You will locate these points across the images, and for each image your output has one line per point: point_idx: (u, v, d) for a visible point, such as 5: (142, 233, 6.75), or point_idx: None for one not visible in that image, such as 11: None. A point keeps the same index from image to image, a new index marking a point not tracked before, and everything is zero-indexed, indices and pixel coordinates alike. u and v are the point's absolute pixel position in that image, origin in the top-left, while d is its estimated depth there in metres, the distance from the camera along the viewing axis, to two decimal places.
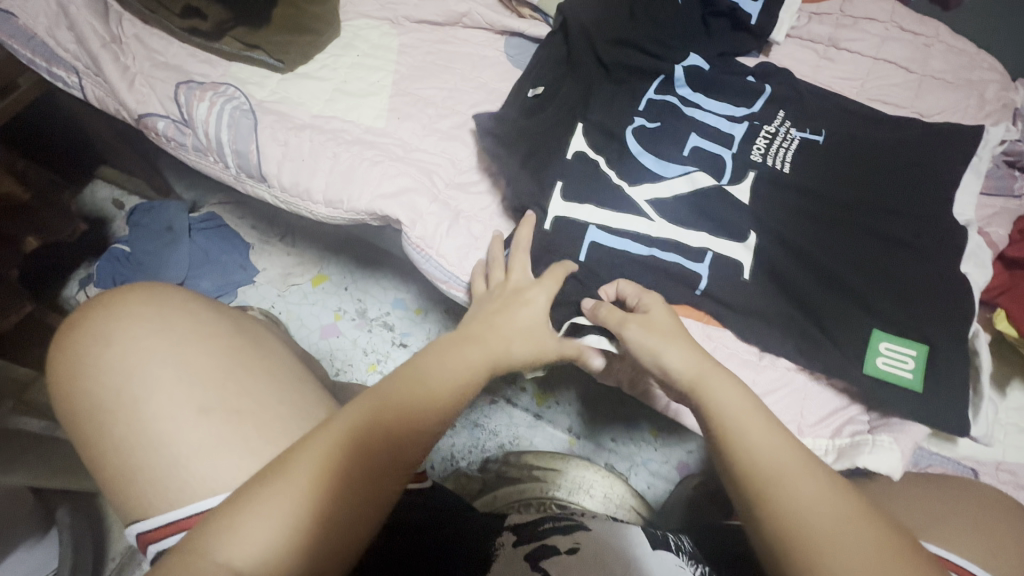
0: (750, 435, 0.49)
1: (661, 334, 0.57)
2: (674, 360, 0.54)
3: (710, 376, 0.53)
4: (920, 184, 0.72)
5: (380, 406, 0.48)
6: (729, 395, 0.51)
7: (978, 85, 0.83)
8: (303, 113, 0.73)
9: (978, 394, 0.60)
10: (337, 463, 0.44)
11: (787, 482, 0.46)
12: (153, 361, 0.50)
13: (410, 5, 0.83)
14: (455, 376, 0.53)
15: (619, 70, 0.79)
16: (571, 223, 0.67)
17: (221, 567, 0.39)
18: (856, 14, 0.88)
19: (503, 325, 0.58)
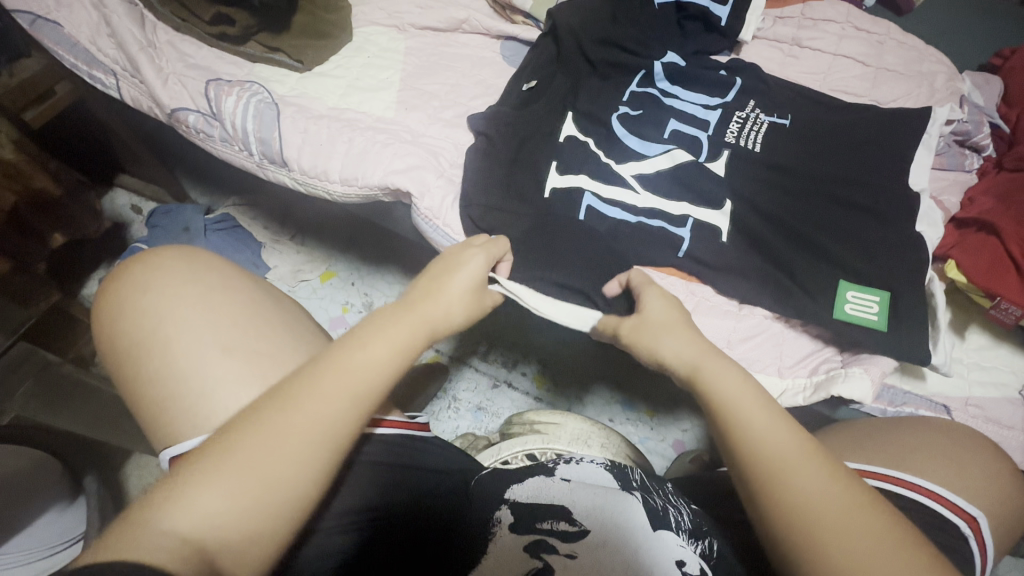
0: (754, 423, 0.47)
1: (657, 323, 0.58)
2: (670, 350, 0.55)
3: (711, 366, 0.52)
4: (875, 158, 0.80)
5: (331, 375, 0.48)
6: (733, 390, 0.50)
7: (927, 76, 0.93)
8: (321, 106, 0.81)
9: (936, 330, 0.67)
10: (274, 435, 0.44)
11: (795, 471, 0.45)
12: (182, 305, 0.56)
13: (415, 13, 0.92)
14: (394, 346, 0.51)
15: (603, 66, 0.88)
16: (565, 196, 0.75)
17: (165, 535, 0.39)
18: (815, 17, 0.98)
19: (442, 301, 0.57)
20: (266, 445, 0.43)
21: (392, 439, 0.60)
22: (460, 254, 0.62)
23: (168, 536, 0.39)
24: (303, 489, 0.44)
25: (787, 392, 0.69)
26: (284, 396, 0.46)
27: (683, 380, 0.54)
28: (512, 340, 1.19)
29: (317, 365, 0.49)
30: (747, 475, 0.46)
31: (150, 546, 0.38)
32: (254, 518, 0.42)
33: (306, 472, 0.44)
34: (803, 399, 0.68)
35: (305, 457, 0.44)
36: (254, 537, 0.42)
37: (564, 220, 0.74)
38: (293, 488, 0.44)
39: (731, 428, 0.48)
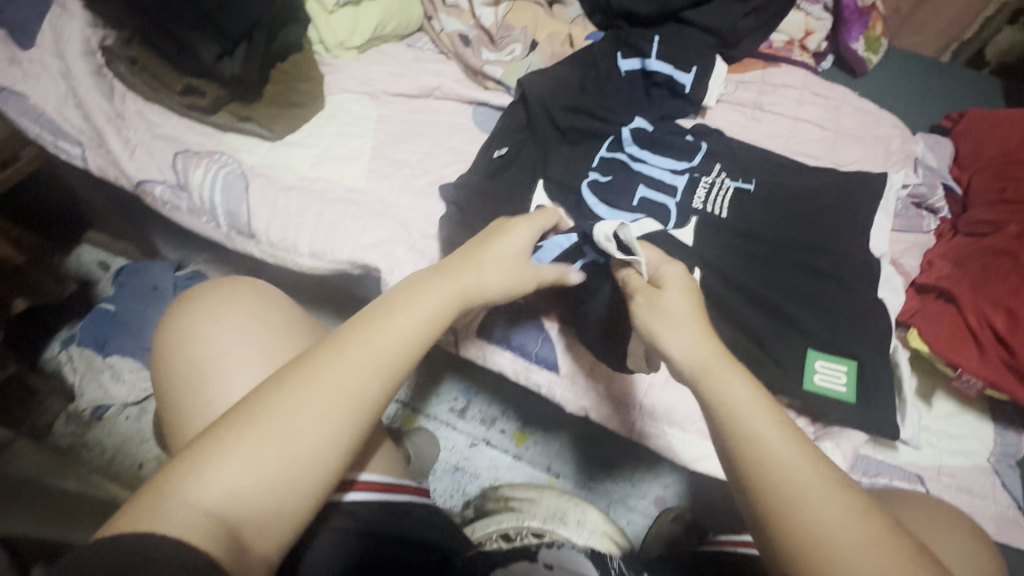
0: (767, 444, 0.46)
1: (669, 311, 0.55)
2: (676, 347, 0.53)
3: (720, 369, 0.51)
4: (837, 224, 0.82)
5: (352, 351, 0.49)
6: (745, 396, 0.49)
7: (883, 140, 0.97)
8: (291, 175, 0.81)
9: (902, 402, 0.68)
10: (304, 407, 0.46)
11: (804, 497, 0.44)
12: (228, 328, 0.59)
13: (387, 82, 0.94)
14: (424, 317, 0.53)
15: (573, 132, 0.91)
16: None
17: (191, 509, 0.40)
18: (775, 82, 1.02)
19: (484, 268, 0.58)
20: (294, 419, 0.45)
21: (369, 504, 0.57)
22: (509, 221, 0.63)
23: (194, 510, 0.40)
24: (325, 462, 0.46)
25: None
26: (307, 370, 0.48)
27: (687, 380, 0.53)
28: (491, 396, 1.18)
29: (337, 339, 0.50)
30: (752, 491, 0.46)
31: (177, 522, 0.39)
32: (274, 492, 0.44)
33: (329, 446, 0.46)
34: None
35: (327, 432, 0.46)
36: (274, 512, 0.43)
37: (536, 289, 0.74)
38: (311, 464, 0.45)
39: (736, 435, 0.47)
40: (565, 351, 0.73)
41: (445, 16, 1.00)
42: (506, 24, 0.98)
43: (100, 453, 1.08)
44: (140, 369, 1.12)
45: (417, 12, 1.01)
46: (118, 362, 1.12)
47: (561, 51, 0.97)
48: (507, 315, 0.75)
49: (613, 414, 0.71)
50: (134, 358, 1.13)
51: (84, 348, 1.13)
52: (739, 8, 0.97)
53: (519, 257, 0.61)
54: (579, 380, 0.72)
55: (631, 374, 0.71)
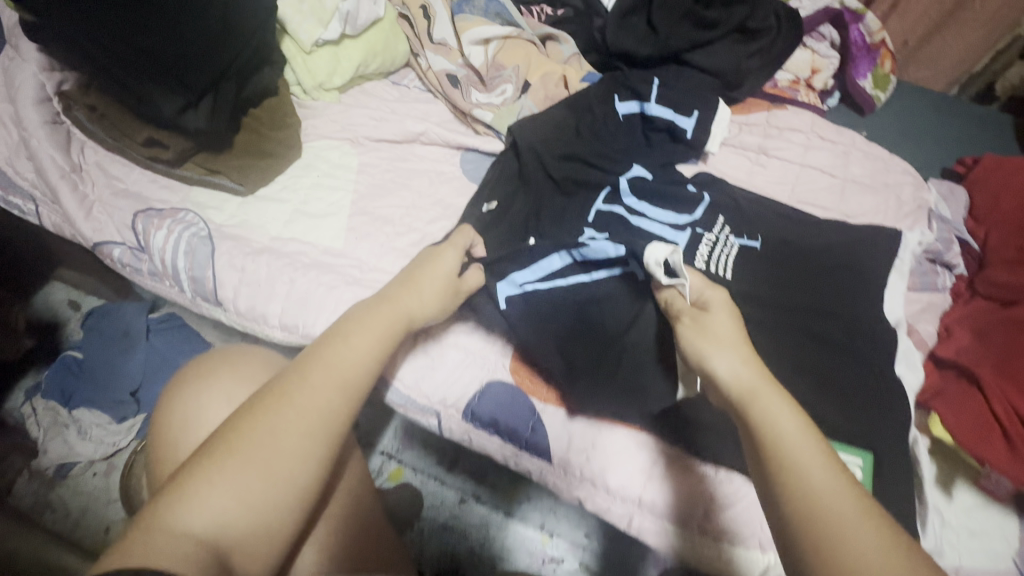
0: (812, 473, 0.44)
1: (717, 333, 0.55)
2: (723, 368, 0.52)
3: (767, 396, 0.49)
4: (852, 286, 0.76)
5: (313, 374, 0.53)
6: (791, 423, 0.47)
7: (895, 188, 0.92)
8: (262, 236, 0.75)
9: (923, 504, 0.63)
10: (277, 428, 0.49)
11: (850, 529, 0.41)
12: (208, 389, 0.57)
13: (369, 126, 0.88)
14: (375, 338, 0.57)
15: (567, 183, 0.85)
16: (536, 331, 0.66)
17: (183, 536, 0.42)
18: (780, 125, 0.97)
19: (421, 291, 0.63)
20: (270, 441, 0.48)
21: None
22: (436, 246, 0.67)
23: (185, 538, 0.42)
24: (300, 477, 0.49)
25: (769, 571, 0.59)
26: (273, 395, 0.51)
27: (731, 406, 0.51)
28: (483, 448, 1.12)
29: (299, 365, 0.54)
30: (795, 526, 0.43)
31: (170, 551, 0.40)
32: (258, 511, 0.46)
33: (302, 463, 0.49)
34: None
35: (299, 451, 0.49)
36: (262, 530, 0.46)
37: (535, 312, 0.67)
38: (292, 480, 0.48)
39: (780, 461, 0.45)
40: (555, 437, 0.66)
41: (431, 54, 0.94)
42: (497, 64, 0.93)
43: (65, 515, 1.01)
44: (108, 424, 1.05)
45: (401, 50, 0.95)
46: (84, 417, 1.05)
47: (555, 93, 0.91)
48: (497, 393, 0.68)
49: (608, 506, 0.64)
50: (102, 412, 1.06)
51: (48, 400, 1.06)
52: (744, 48, 0.92)
53: (449, 279, 0.65)
54: (572, 471, 0.65)
55: (631, 465, 0.64)
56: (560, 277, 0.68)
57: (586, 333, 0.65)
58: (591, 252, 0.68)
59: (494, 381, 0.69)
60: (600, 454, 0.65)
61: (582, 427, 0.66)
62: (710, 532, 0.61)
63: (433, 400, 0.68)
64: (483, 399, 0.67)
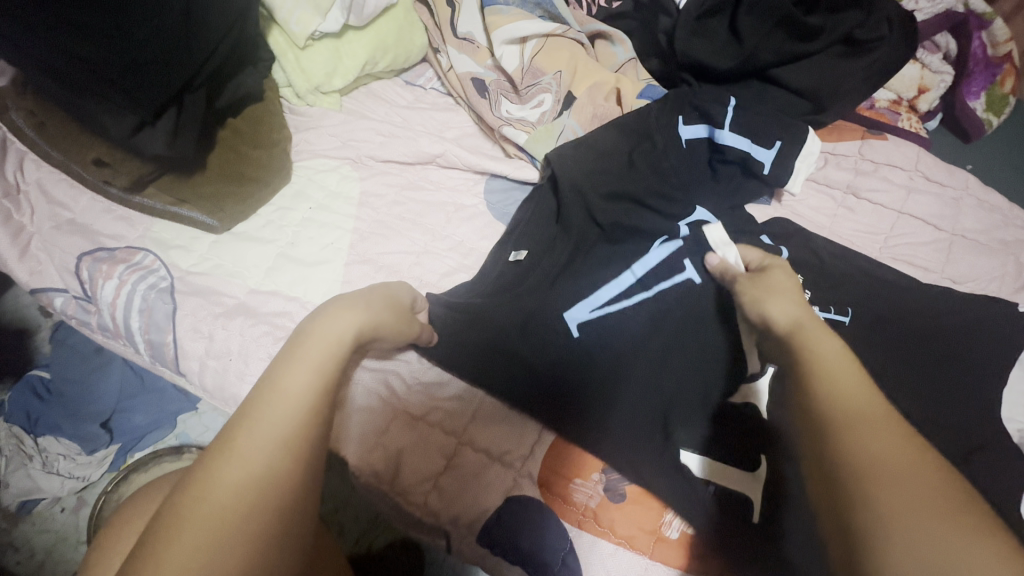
0: (836, 379, 0.44)
1: (777, 287, 0.55)
2: (776, 309, 0.53)
3: (815, 329, 0.50)
4: (961, 384, 0.62)
5: (250, 428, 0.39)
6: (835, 349, 0.47)
7: (1014, 248, 0.75)
8: (236, 288, 0.60)
9: None
10: (215, 512, 0.35)
11: (863, 423, 0.41)
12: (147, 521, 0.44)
13: (375, 143, 0.72)
14: (317, 366, 0.44)
15: (615, 229, 0.69)
16: (617, 371, 0.58)
17: None
18: (876, 159, 0.80)
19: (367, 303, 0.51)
20: (210, 525, 0.35)
21: None
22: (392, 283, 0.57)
23: None
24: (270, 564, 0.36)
25: None
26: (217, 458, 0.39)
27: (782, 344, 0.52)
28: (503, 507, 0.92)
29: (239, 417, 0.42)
30: (810, 415, 0.44)
31: None
32: None
33: (251, 554, 0.35)
34: None
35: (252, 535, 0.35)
36: None
37: (617, 333, 0.60)
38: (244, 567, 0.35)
39: (809, 369, 0.46)
40: None
41: (454, 52, 0.76)
42: (535, 69, 0.75)
43: (28, 556, 0.92)
44: (77, 456, 0.94)
45: (419, 43, 0.78)
46: (49, 447, 0.93)
47: (604, 110, 0.74)
48: (521, 507, 0.55)
49: None
50: (70, 441, 0.94)
51: (9, 424, 0.94)
52: (847, 64, 0.74)
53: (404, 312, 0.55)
54: None
55: None
56: (623, 299, 0.63)
57: (663, 364, 0.59)
58: (649, 263, 0.65)
59: (515, 495, 0.55)
60: None
61: (624, 563, 0.53)
62: None
63: (442, 519, 0.55)
64: (505, 519, 0.54)
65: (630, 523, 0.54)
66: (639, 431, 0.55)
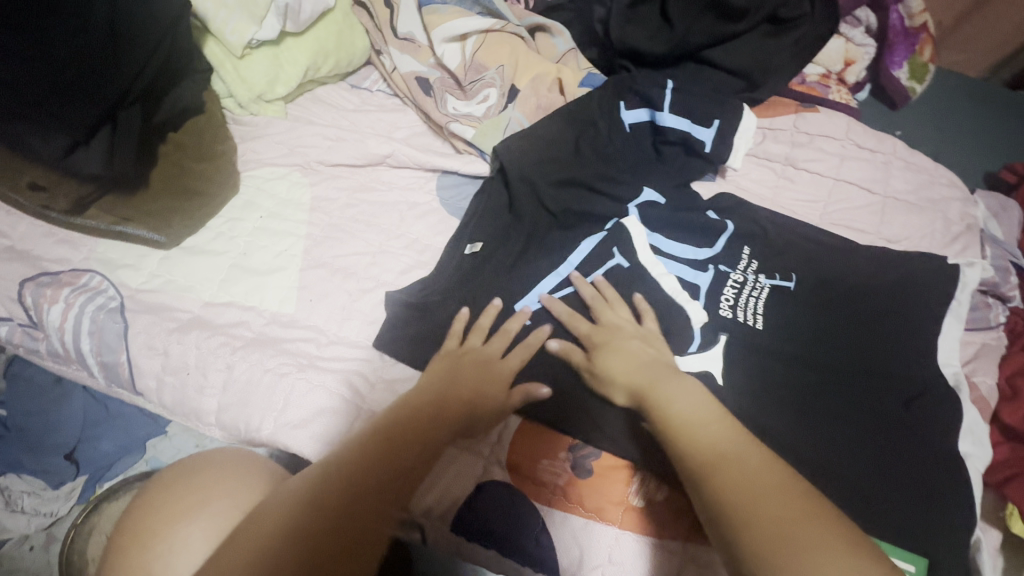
0: (699, 430, 0.49)
1: (610, 341, 0.58)
2: (612, 364, 0.56)
3: (660, 382, 0.53)
4: (899, 335, 0.65)
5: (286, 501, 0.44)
6: (685, 397, 0.51)
7: (940, 206, 0.79)
8: (189, 303, 0.60)
9: None
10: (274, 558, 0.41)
11: (722, 471, 0.45)
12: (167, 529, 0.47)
13: (323, 147, 0.72)
14: (372, 441, 0.49)
15: (567, 215, 0.70)
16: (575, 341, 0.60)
17: None
18: (810, 131, 0.83)
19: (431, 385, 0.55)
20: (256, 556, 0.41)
21: None
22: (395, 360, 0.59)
23: None
24: None
25: None
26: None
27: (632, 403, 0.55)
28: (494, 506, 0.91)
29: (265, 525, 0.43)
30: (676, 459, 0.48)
31: None
32: None
33: None
34: None
35: None
36: None
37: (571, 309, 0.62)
38: None
39: (665, 421, 0.50)
40: (564, 550, 0.55)
41: (396, 52, 0.77)
42: (477, 64, 0.76)
43: None
44: (42, 491, 0.91)
45: (360, 46, 0.78)
46: (12, 485, 0.90)
47: (548, 101, 0.75)
48: (491, 492, 0.56)
49: None
50: (33, 478, 0.91)
51: None
52: (774, 42, 0.78)
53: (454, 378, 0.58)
54: None
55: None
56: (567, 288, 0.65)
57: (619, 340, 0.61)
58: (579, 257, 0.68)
59: (487, 481, 0.56)
60: (620, 570, 0.54)
61: (595, 534, 0.55)
62: None
63: (415, 512, 0.56)
64: (477, 504, 0.56)
65: (597, 495, 0.56)
66: None
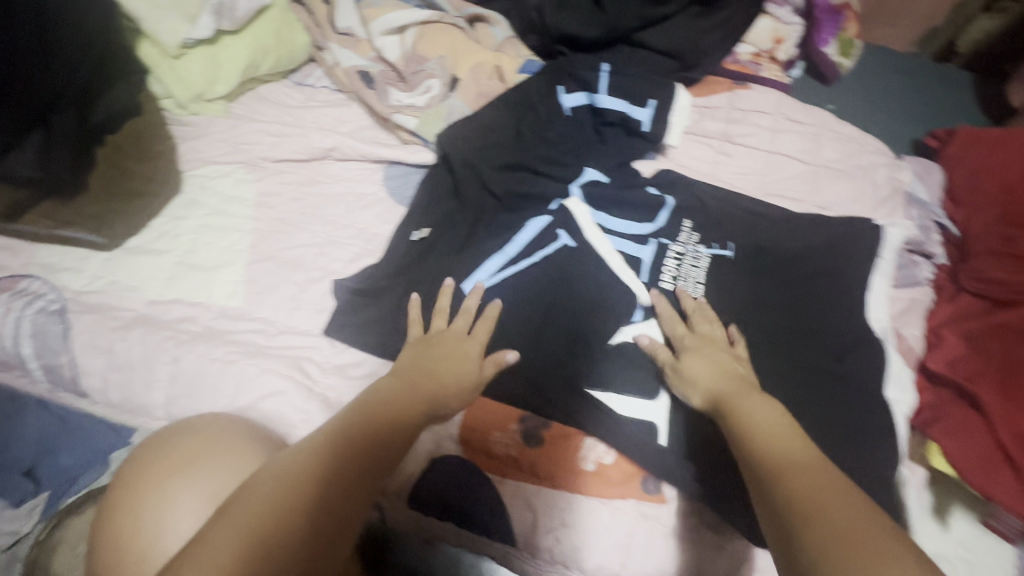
0: (773, 437, 0.48)
1: (700, 350, 0.59)
2: (693, 370, 0.57)
3: (738, 395, 0.53)
4: (830, 293, 0.69)
5: (318, 435, 0.45)
6: (764, 409, 0.51)
7: (868, 171, 0.84)
8: (135, 301, 0.60)
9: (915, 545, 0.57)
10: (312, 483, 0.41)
11: (793, 473, 0.44)
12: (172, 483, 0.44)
13: (267, 144, 0.73)
14: (401, 396, 0.50)
15: (511, 197, 0.72)
16: (520, 321, 0.64)
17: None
18: (744, 107, 0.87)
19: (447, 359, 0.55)
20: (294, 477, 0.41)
21: None
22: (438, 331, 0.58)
23: None
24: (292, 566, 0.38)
25: None
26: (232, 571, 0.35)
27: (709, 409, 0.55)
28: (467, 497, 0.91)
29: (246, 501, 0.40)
30: (748, 460, 0.47)
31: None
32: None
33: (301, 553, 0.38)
34: None
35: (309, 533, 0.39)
36: None
37: (514, 291, 0.65)
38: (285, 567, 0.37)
39: (741, 424, 0.50)
40: (518, 517, 0.56)
41: (337, 47, 0.78)
42: (417, 56, 0.77)
43: None
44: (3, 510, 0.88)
45: (301, 43, 0.78)
46: None
47: (488, 88, 0.77)
48: (446, 466, 0.58)
49: None
50: None
51: None
52: (700, 23, 0.82)
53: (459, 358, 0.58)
54: (541, 553, 0.56)
55: (605, 543, 0.56)
56: (514, 266, 0.67)
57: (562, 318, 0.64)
58: (525, 238, 0.69)
59: (441, 456, 0.58)
60: (571, 533, 0.56)
61: (548, 499, 0.57)
62: None
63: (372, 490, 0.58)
64: (431, 478, 0.58)
65: (549, 462, 0.58)
66: (554, 366, 0.62)
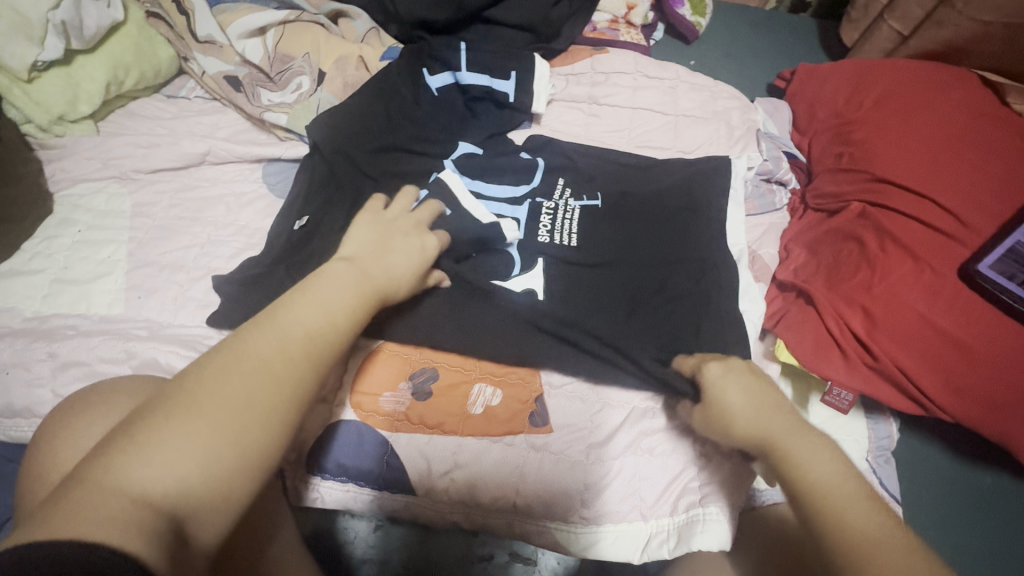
0: (850, 506, 0.41)
1: (741, 375, 0.52)
2: (737, 399, 0.50)
3: (791, 438, 0.46)
4: (690, 225, 0.75)
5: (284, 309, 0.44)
6: (825, 462, 0.44)
7: (723, 115, 0.91)
8: (11, 319, 0.62)
9: None
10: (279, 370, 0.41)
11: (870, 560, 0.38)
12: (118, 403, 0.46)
13: (138, 156, 0.74)
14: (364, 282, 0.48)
15: (387, 177, 0.75)
16: None
17: (121, 490, 0.33)
18: (606, 71, 0.93)
19: (396, 249, 0.53)
20: (262, 354, 0.41)
21: None
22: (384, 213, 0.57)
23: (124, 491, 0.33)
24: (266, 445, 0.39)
25: (651, 539, 0.60)
26: (226, 444, 0.37)
27: (752, 441, 0.49)
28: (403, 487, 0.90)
29: (224, 363, 0.40)
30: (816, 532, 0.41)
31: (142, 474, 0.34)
32: (227, 475, 0.37)
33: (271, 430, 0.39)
34: (667, 550, 0.60)
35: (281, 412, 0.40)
36: (226, 489, 0.36)
37: None
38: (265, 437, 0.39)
39: (804, 483, 0.43)
40: (412, 462, 0.61)
41: (200, 56, 0.80)
42: (281, 56, 0.80)
43: None
44: None
45: (164, 55, 0.80)
46: None
47: (354, 78, 0.81)
48: (343, 431, 0.62)
49: (485, 518, 0.61)
50: None
51: None
52: None
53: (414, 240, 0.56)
54: (440, 493, 0.60)
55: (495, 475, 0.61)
56: None
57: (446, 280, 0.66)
58: None
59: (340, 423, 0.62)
60: (466, 471, 0.61)
61: (439, 444, 0.61)
62: (590, 518, 0.60)
63: None
64: (326, 444, 0.61)
65: (439, 412, 0.62)
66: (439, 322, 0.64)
